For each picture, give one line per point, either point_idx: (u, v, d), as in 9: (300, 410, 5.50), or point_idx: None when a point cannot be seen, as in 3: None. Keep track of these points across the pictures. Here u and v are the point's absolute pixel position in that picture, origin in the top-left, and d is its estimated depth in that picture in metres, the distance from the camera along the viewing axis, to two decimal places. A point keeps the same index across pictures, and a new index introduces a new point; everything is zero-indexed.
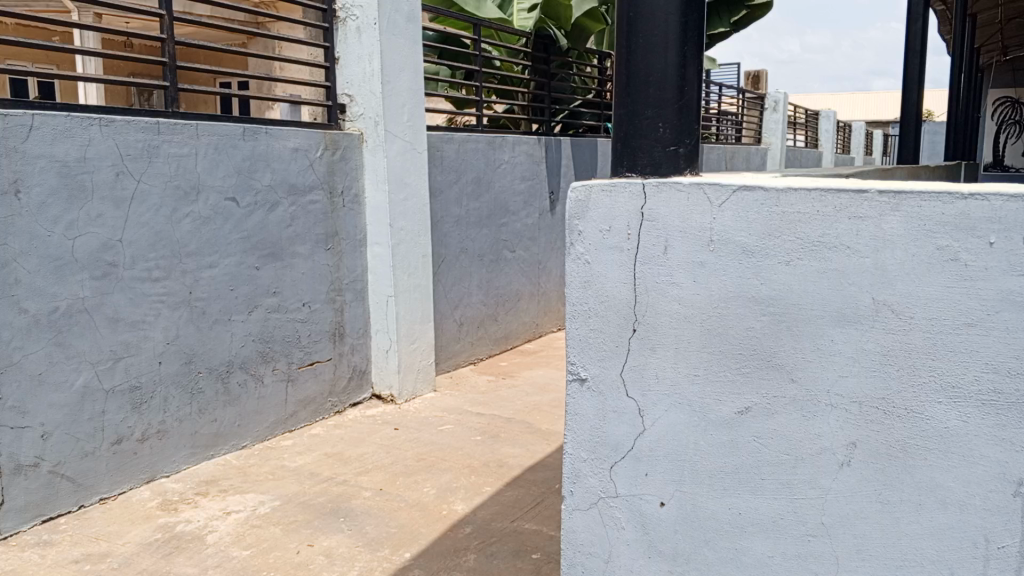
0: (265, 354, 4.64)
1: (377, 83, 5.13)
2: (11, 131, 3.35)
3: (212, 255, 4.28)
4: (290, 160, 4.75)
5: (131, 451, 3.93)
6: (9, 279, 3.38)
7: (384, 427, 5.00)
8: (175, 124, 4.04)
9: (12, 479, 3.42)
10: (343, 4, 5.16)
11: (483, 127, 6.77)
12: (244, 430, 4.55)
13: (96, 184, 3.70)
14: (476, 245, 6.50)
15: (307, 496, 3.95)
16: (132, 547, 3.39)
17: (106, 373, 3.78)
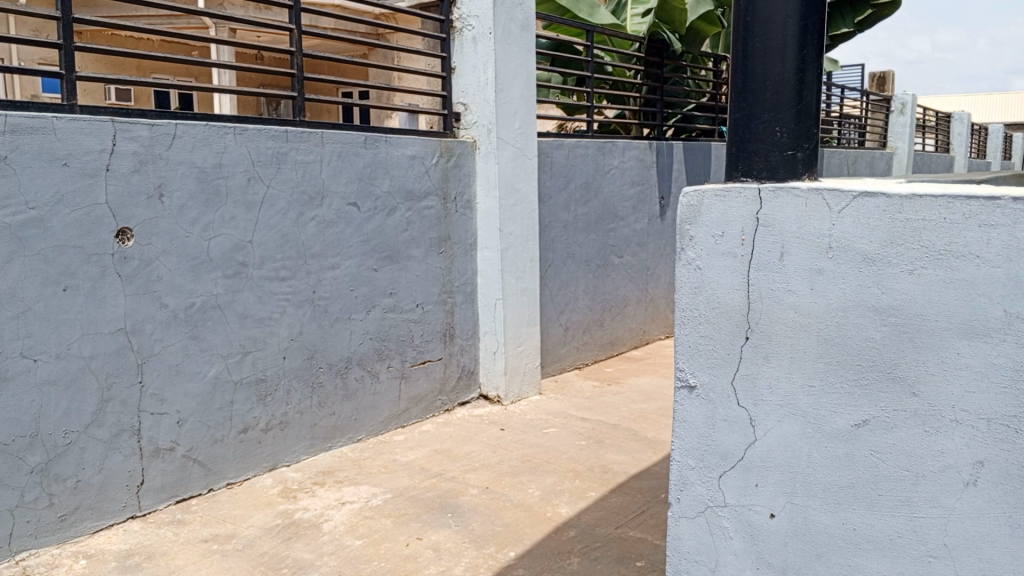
0: (380, 352, 4.83)
1: (491, 91, 5.25)
2: (157, 139, 3.64)
3: (334, 257, 4.50)
4: (407, 166, 4.93)
5: (256, 440, 4.17)
6: (153, 276, 3.66)
7: (491, 427, 5.09)
8: (302, 133, 4.28)
9: (151, 461, 3.71)
10: (460, 14, 5.31)
11: (594, 132, 6.78)
12: (359, 424, 4.74)
13: (231, 189, 3.96)
14: (585, 250, 6.52)
15: (417, 491, 4.08)
16: (254, 530, 3.61)
17: (235, 366, 4.04)
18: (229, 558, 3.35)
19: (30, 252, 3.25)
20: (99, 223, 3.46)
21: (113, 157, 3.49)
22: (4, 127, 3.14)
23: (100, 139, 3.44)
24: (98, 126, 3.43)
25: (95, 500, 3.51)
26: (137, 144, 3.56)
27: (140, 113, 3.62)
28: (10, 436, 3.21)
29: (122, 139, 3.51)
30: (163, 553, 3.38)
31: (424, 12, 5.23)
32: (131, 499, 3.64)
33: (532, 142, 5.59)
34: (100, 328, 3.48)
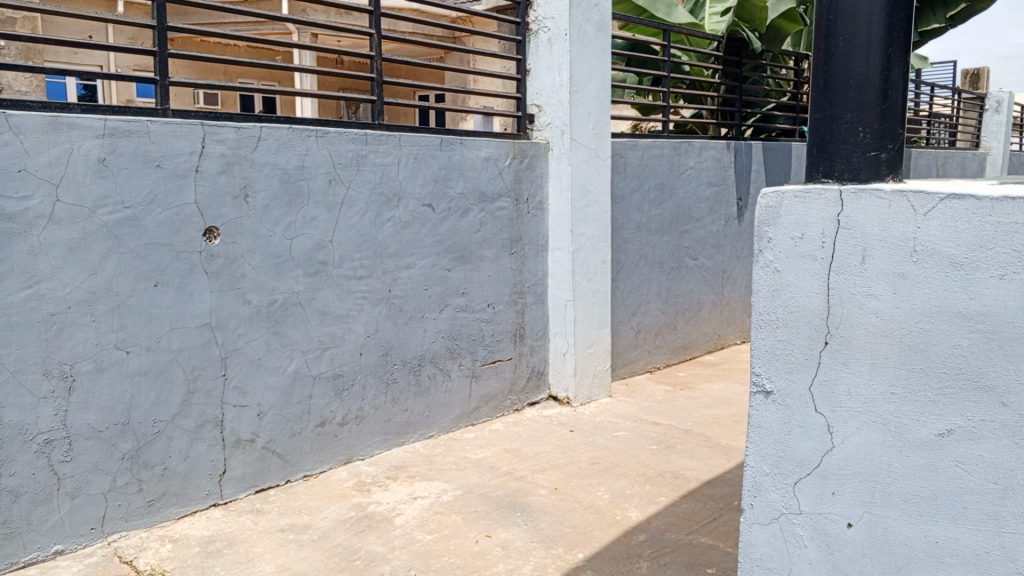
0: (452, 351, 4.90)
1: (565, 92, 5.25)
2: (243, 142, 3.79)
3: (409, 256, 4.59)
4: (481, 168, 4.98)
5: (333, 433, 4.28)
6: (238, 273, 3.81)
7: (561, 428, 5.10)
8: (381, 135, 4.37)
9: (233, 452, 3.85)
10: (536, 17, 5.35)
11: (669, 133, 6.70)
12: (432, 421, 4.82)
13: (312, 191, 4.08)
14: (658, 252, 6.46)
15: (487, 489, 4.12)
16: (329, 522, 3.71)
17: (314, 361, 4.16)
18: (305, 547, 3.45)
19: (125, 249, 3.42)
20: (188, 222, 3.62)
21: (202, 159, 3.65)
22: (103, 131, 3.33)
23: (190, 141, 3.60)
24: (188, 129, 3.59)
25: (181, 486, 3.67)
26: (225, 147, 3.71)
27: (227, 117, 3.77)
28: (104, 423, 3.39)
29: (210, 142, 3.66)
30: (243, 540, 3.51)
31: (500, 15, 5.27)
32: (214, 487, 3.80)
33: (607, 144, 5.57)
34: (188, 322, 3.64)
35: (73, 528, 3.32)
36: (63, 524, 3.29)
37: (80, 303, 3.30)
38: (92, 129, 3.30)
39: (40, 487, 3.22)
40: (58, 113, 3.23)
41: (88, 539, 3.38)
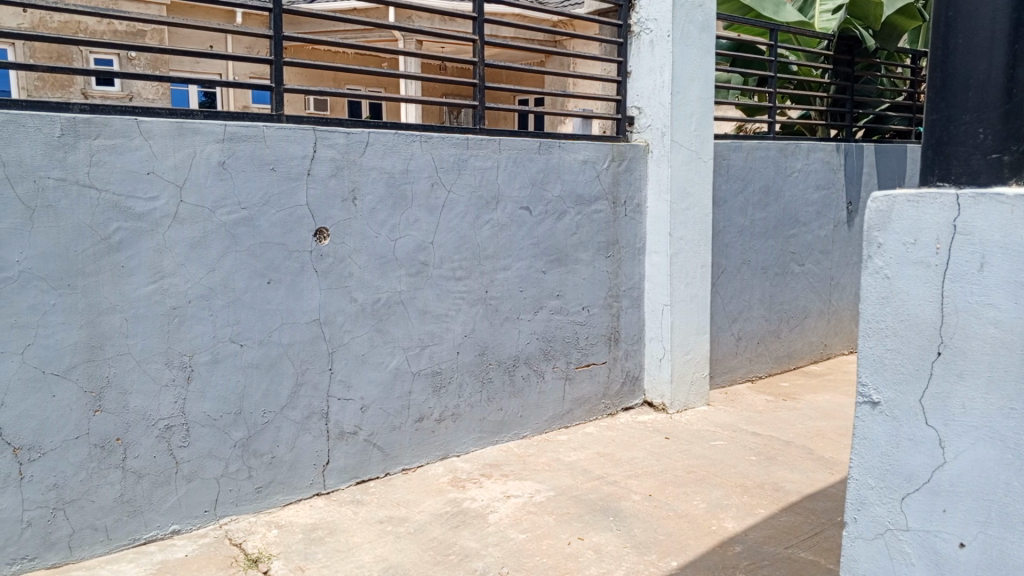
0: (547, 353, 4.93)
1: (667, 93, 5.20)
2: (352, 147, 3.94)
3: (506, 258, 4.65)
4: (579, 171, 4.99)
5: (431, 429, 4.39)
6: (345, 272, 3.96)
7: (656, 435, 5.04)
8: (482, 139, 4.46)
9: (337, 443, 4.00)
10: (638, 18, 5.31)
11: (774, 135, 6.51)
12: (526, 421, 4.87)
13: (416, 193, 4.20)
14: (762, 257, 6.29)
15: (579, 492, 4.12)
16: (425, 515, 3.80)
17: (414, 358, 4.28)
18: (402, 540, 3.55)
19: (241, 248, 3.62)
20: (300, 223, 3.79)
21: (313, 163, 3.81)
22: (223, 136, 3.53)
23: (303, 146, 3.77)
24: (301, 134, 3.76)
25: (288, 475, 3.84)
26: (335, 151, 3.87)
27: (337, 122, 3.93)
28: (219, 412, 3.59)
29: (322, 146, 3.83)
30: (344, 529, 3.64)
31: (602, 17, 5.27)
32: (318, 477, 3.95)
33: (709, 145, 5.47)
34: (297, 318, 3.81)
35: (189, 509, 3.54)
36: (181, 506, 3.51)
37: (200, 297, 3.51)
38: (213, 134, 3.51)
39: (161, 469, 3.45)
40: (183, 120, 3.45)
41: (203, 520, 3.59)
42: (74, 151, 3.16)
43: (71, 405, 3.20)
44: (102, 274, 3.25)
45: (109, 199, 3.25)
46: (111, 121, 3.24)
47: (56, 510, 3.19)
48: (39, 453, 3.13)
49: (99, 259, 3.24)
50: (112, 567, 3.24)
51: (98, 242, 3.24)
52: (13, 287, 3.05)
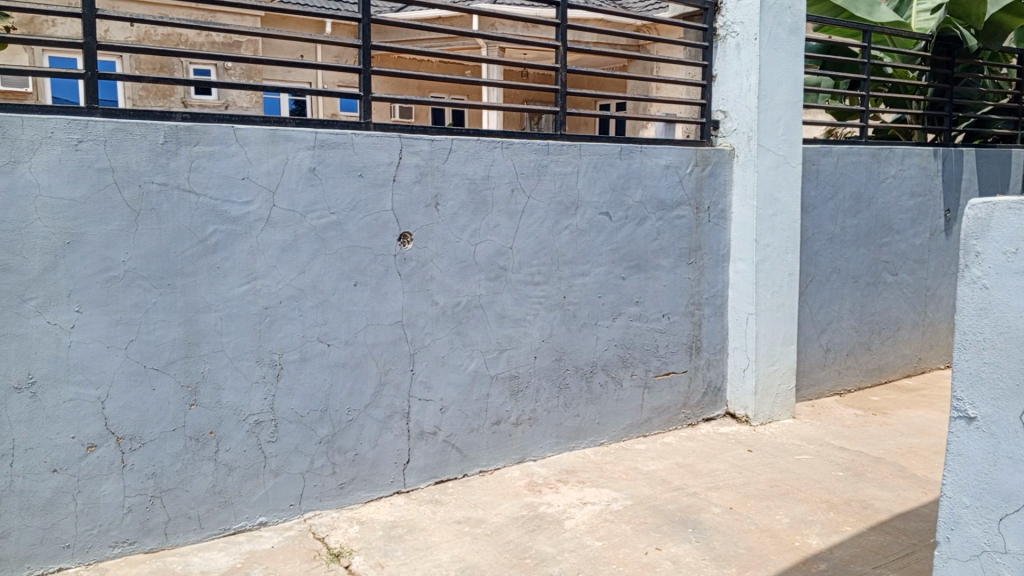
0: (625, 360, 4.89)
1: (754, 97, 5.10)
2: (436, 153, 4.02)
3: (585, 264, 4.65)
4: (661, 176, 4.95)
5: (508, 432, 4.42)
6: (427, 276, 4.04)
7: (737, 447, 4.93)
8: (563, 145, 4.48)
9: (417, 443, 4.08)
10: (724, 21, 5.23)
11: (867, 139, 6.29)
12: (604, 429, 4.84)
13: (496, 199, 4.25)
14: (852, 265, 6.07)
15: (657, 502, 4.07)
16: (502, 518, 3.83)
17: (492, 361, 4.32)
18: (479, 541, 3.59)
19: (329, 251, 3.73)
20: (385, 228, 3.89)
21: (399, 169, 3.91)
22: (314, 143, 3.66)
23: (389, 153, 3.87)
24: (388, 141, 3.86)
25: (369, 472, 3.94)
26: (419, 157, 3.96)
27: (422, 130, 4.02)
28: (306, 409, 3.72)
29: (407, 153, 3.92)
30: (422, 528, 3.71)
31: (686, 21, 5.21)
32: (398, 475, 4.04)
33: (797, 150, 5.34)
34: (381, 320, 3.91)
35: (275, 502, 3.67)
36: (268, 498, 3.65)
37: (290, 298, 3.64)
38: (305, 141, 3.64)
39: (250, 463, 3.59)
40: (277, 128, 3.60)
41: (288, 514, 3.72)
42: (176, 157, 3.34)
43: (169, 399, 3.37)
44: (200, 274, 3.42)
45: (208, 203, 3.42)
46: (210, 129, 3.41)
47: (154, 498, 3.36)
48: (140, 442, 3.31)
49: (197, 260, 3.41)
50: (204, 555, 3.39)
51: (196, 243, 3.40)
52: (119, 286, 3.23)
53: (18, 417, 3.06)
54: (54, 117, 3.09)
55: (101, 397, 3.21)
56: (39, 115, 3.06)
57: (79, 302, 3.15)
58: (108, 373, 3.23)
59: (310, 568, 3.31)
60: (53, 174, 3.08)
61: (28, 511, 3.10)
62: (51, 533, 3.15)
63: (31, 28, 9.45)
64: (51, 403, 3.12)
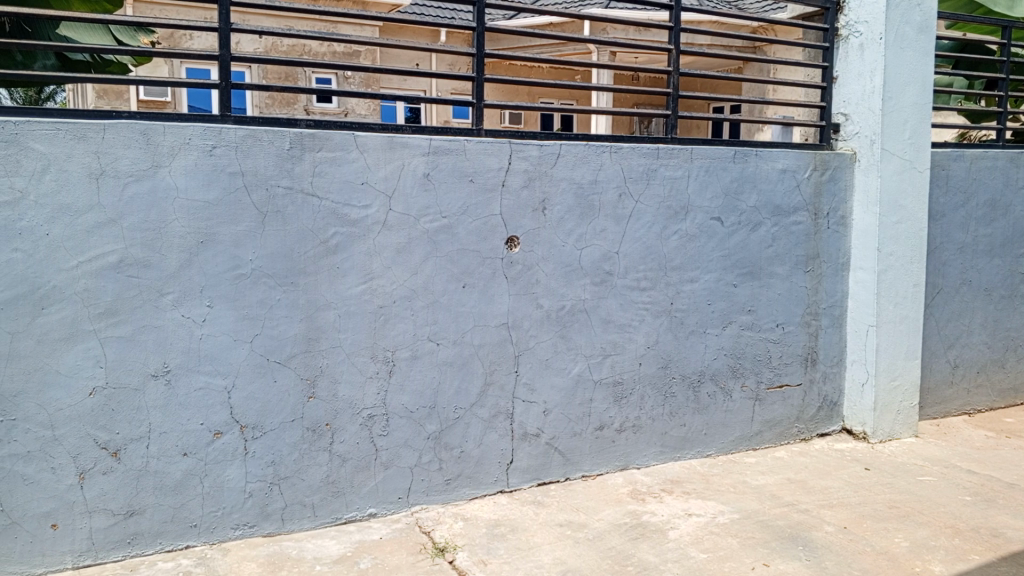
0: (735, 370, 4.77)
1: (878, 99, 4.88)
2: (544, 158, 4.06)
3: (694, 270, 4.57)
4: (777, 181, 4.81)
5: (611, 438, 4.39)
6: (533, 279, 4.08)
7: (853, 464, 4.71)
8: (673, 149, 4.42)
9: (520, 444, 4.12)
10: (847, 21, 5.03)
11: (1004, 142, 5.89)
12: (710, 440, 4.73)
13: (604, 204, 4.25)
14: (985, 277, 5.69)
15: (766, 517, 3.95)
16: (604, 524, 3.81)
17: (597, 366, 4.31)
18: (581, 545, 3.58)
19: (441, 253, 3.83)
20: (493, 232, 3.96)
21: (508, 174, 3.97)
22: (429, 149, 3.77)
23: (499, 158, 3.94)
24: (498, 147, 3.93)
25: (473, 471, 4.01)
26: (528, 163, 4.01)
27: (532, 135, 4.07)
28: (415, 405, 3.83)
29: (516, 158, 3.98)
30: (524, 528, 3.74)
31: (806, 22, 5.05)
32: (501, 475, 4.09)
33: (926, 154, 5.06)
34: (488, 321, 3.98)
35: (384, 494, 3.79)
36: (377, 490, 3.77)
37: (402, 298, 3.76)
38: (420, 147, 3.76)
39: (362, 455, 3.72)
40: (394, 135, 3.73)
41: (396, 506, 3.83)
42: (300, 162, 3.51)
43: (289, 391, 3.54)
44: (320, 274, 3.58)
45: (329, 206, 3.58)
46: (332, 136, 3.57)
47: (272, 485, 3.54)
48: (261, 431, 3.50)
49: (318, 260, 3.57)
50: (317, 541, 3.54)
51: (318, 244, 3.57)
52: (246, 283, 3.43)
53: (154, 402, 3.29)
54: (192, 125, 3.32)
55: (227, 386, 3.42)
56: (179, 123, 3.30)
57: (210, 297, 3.37)
58: (234, 365, 3.43)
59: (416, 561, 3.40)
60: (190, 178, 3.30)
61: (161, 491, 3.33)
62: (180, 512, 3.37)
63: (172, 42, 10.16)
64: (183, 391, 3.34)
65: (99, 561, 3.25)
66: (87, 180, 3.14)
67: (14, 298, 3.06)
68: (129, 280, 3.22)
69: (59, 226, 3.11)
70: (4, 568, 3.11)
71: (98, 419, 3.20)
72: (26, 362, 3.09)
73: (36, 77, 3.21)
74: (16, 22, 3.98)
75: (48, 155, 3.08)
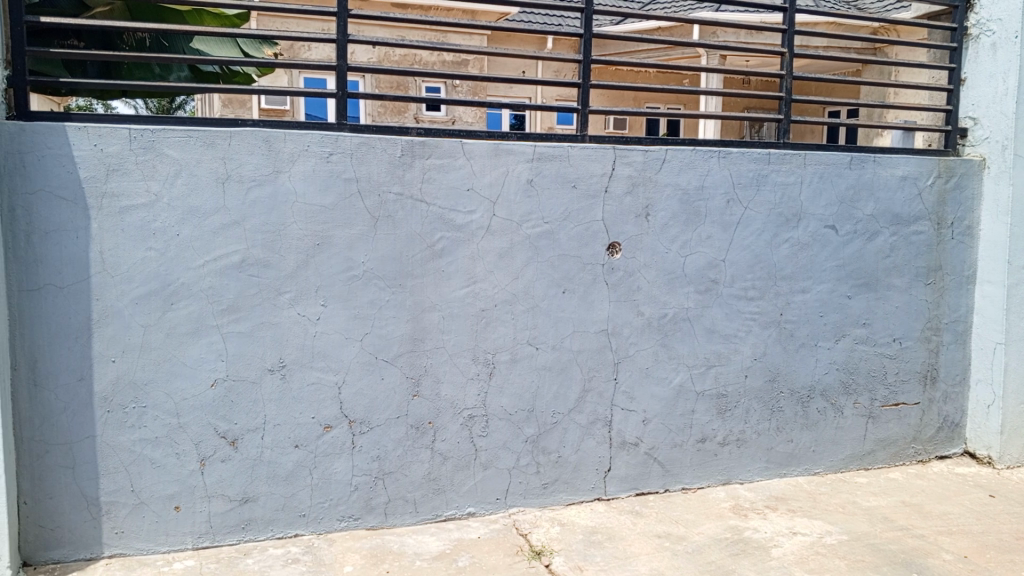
0: (847, 386, 4.58)
1: (1011, 102, 4.58)
2: (649, 164, 4.02)
3: (805, 280, 4.42)
4: (896, 188, 4.59)
5: (713, 451, 4.30)
6: (634, 286, 4.05)
7: (976, 491, 4.43)
8: (785, 154, 4.30)
9: (618, 452, 4.09)
10: (977, 20, 4.75)
11: None
12: (819, 457, 4.56)
13: (711, 210, 4.17)
14: None
15: (877, 540, 3.77)
16: (704, 538, 3.73)
17: (700, 377, 4.23)
18: (679, 558, 3.53)
19: (542, 259, 3.87)
20: (595, 238, 3.95)
21: (612, 179, 3.96)
22: (533, 156, 3.82)
23: (603, 164, 3.94)
24: (602, 152, 3.93)
25: (571, 476, 4.01)
26: (632, 168, 3.99)
27: (638, 141, 4.05)
28: (514, 408, 3.87)
29: (620, 164, 3.96)
30: (622, 537, 3.71)
31: (931, 21, 4.80)
32: (599, 482, 4.08)
33: None
34: (588, 327, 3.98)
35: (483, 495, 3.85)
36: (476, 490, 3.84)
37: (504, 302, 3.81)
38: (525, 153, 3.80)
39: (463, 455, 3.80)
40: (500, 142, 3.80)
41: (494, 507, 3.88)
42: (411, 169, 3.62)
43: (395, 389, 3.65)
44: (426, 277, 3.68)
45: (436, 211, 3.68)
46: (440, 144, 3.67)
47: (377, 479, 3.66)
48: (368, 426, 3.63)
49: (424, 263, 3.67)
50: (417, 537, 3.63)
51: (424, 248, 3.67)
52: (358, 284, 3.57)
53: (270, 395, 3.47)
54: (311, 133, 3.49)
55: (338, 382, 3.56)
56: (299, 131, 3.47)
57: (324, 297, 3.52)
58: (344, 362, 3.57)
59: (513, 563, 3.43)
60: (309, 184, 3.47)
61: (273, 480, 3.50)
62: (291, 501, 3.54)
63: (291, 53, 10.66)
64: (296, 385, 3.50)
65: (216, 543, 3.44)
66: (215, 184, 3.34)
67: (147, 293, 3.29)
68: (251, 279, 3.41)
69: (189, 227, 3.32)
70: (133, 544, 3.34)
71: (218, 409, 3.40)
72: (156, 353, 3.31)
73: (170, 88, 3.44)
74: (156, 38, 4.28)
75: (180, 161, 3.29)
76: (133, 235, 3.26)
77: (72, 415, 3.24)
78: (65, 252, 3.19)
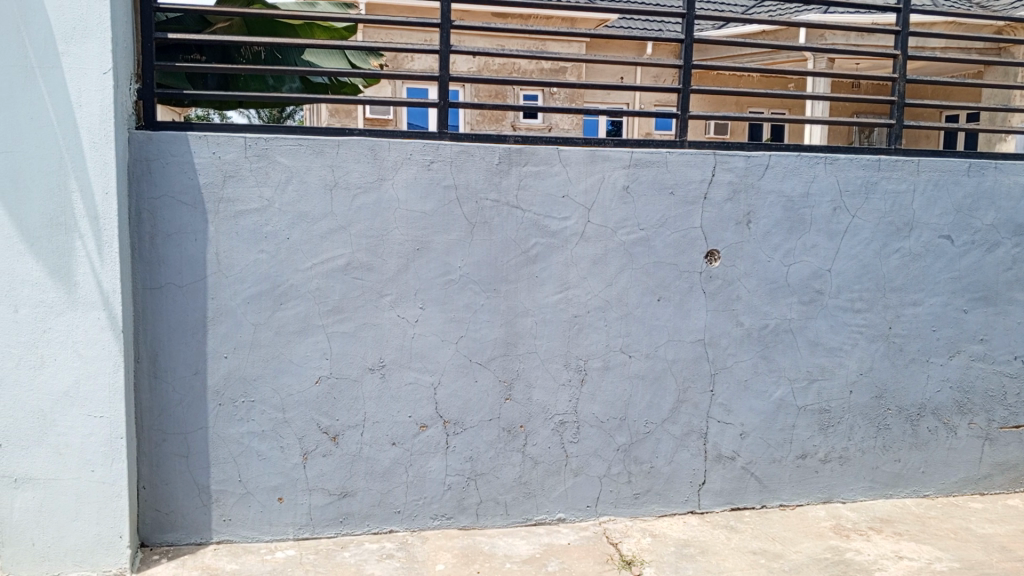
0: (961, 405, 4.33)
1: None
2: (751, 170, 3.94)
3: (917, 293, 4.21)
4: (1020, 196, 4.32)
5: (814, 468, 4.15)
6: (733, 295, 3.96)
7: None
8: (897, 161, 4.12)
9: (713, 465, 4.01)
10: None
11: None
12: (929, 480, 4.33)
13: (816, 218, 4.04)
14: None
15: (993, 570, 3.54)
16: (802, 557, 3.61)
17: (801, 392, 4.10)
18: None
19: (637, 266, 3.84)
20: (693, 245, 3.90)
21: (711, 186, 3.90)
22: (630, 162, 3.80)
23: (702, 170, 3.88)
24: (702, 159, 3.87)
25: (664, 487, 3.96)
26: (733, 175, 3.91)
27: (739, 146, 3.97)
28: (607, 415, 3.86)
29: (720, 170, 3.90)
30: (716, 552, 3.64)
31: None
32: (692, 495, 4.00)
33: None
34: (683, 336, 3.92)
35: (574, 501, 3.85)
36: (567, 496, 3.84)
37: (598, 308, 3.81)
38: (622, 160, 3.79)
39: (554, 460, 3.81)
40: (597, 148, 3.80)
41: (585, 514, 3.88)
42: (508, 176, 3.68)
43: (488, 391, 3.71)
44: (521, 282, 3.72)
45: (532, 218, 3.71)
46: (538, 151, 3.71)
47: (469, 480, 3.72)
48: (462, 427, 3.69)
49: (519, 268, 3.71)
50: (508, 540, 3.67)
51: (520, 254, 3.71)
52: (455, 288, 3.64)
53: (370, 394, 3.58)
54: (413, 142, 3.59)
55: (433, 383, 3.64)
56: (402, 139, 3.58)
57: (422, 300, 3.61)
58: (440, 364, 3.65)
59: (603, 571, 3.41)
60: (410, 190, 3.57)
61: (371, 477, 3.61)
62: (387, 498, 3.64)
63: (395, 63, 10.97)
64: (395, 384, 3.60)
65: (316, 535, 3.58)
66: (323, 190, 3.49)
67: (258, 294, 3.46)
68: (354, 281, 3.54)
69: (298, 231, 3.48)
70: (239, 531, 3.51)
71: (321, 406, 3.54)
72: (265, 350, 3.48)
73: (282, 98, 3.61)
74: (271, 51, 4.51)
75: (291, 168, 3.46)
76: (246, 238, 3.44)
77: (187, 407, 3.44)
78: (184, 253, 3.40)
